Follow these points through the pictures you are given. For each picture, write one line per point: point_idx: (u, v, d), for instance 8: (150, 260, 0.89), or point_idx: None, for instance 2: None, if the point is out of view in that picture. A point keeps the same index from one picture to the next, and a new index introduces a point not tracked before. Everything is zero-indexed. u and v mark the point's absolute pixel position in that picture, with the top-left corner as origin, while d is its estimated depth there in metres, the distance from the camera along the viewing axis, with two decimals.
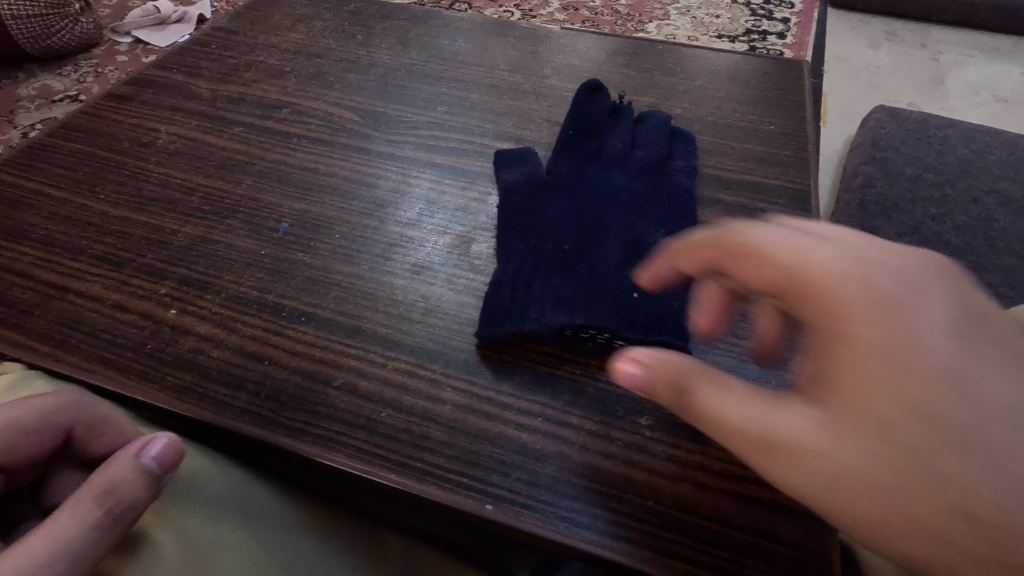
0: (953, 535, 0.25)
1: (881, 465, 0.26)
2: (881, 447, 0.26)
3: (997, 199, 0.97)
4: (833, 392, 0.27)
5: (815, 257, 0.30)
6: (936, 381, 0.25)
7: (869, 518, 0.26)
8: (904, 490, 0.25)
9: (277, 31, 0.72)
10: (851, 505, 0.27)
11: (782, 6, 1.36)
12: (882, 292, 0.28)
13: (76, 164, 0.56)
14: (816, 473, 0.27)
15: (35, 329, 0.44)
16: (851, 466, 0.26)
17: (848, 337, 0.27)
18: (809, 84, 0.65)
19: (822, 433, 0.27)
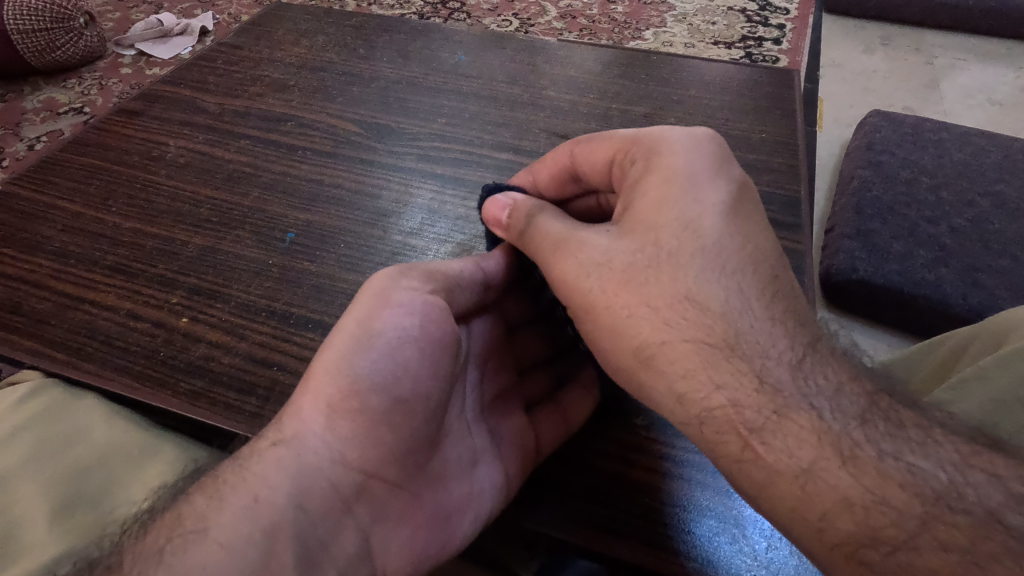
0: (675, 347, 0.34)
1: (654, 287, 0.35)
2: (651, 274, 0.35)
3: (991, 202, 0.99)
4: (638, 232, 0.37)
5: (668, 152, 0.38)
6: (698, 244, 0.35)
7: (608, 332, 0.36)
8: (657, 308, 0.34)
9: (280, 45, 0.74)
10: (609, 318, 0.36)
11: (777, 13, 1.38)
12: (682, 175, 0.37)
13: (88, 177, 0.58)
14: (605, 290, 0.36)
15: (51, 337, 0.46)
16: (645, 288, 0.35)
17: (660, 191, 0.37)
18: (799, 92, 0.67)
19: (632, 261, 0.36)
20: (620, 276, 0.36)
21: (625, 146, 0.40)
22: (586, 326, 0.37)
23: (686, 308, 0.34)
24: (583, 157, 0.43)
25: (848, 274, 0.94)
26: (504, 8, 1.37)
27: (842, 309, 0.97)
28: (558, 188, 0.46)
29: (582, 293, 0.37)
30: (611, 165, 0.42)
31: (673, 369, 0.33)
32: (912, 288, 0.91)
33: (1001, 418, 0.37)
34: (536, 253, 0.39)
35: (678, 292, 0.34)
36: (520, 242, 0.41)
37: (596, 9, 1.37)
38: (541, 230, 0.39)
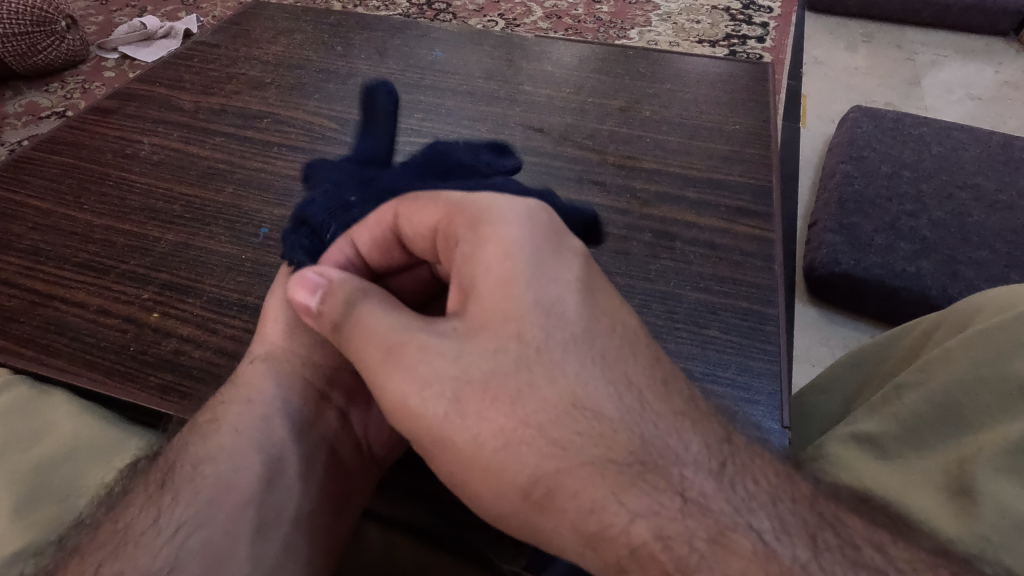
0: (572, 477, 0.27)
1: (514, 402, 0.29)
2: (520, 379, 0.29)
3: (971, 195, 1.00)
4: (489, 326, 0.30)
5: (500, 220, 0.32)
6: (543, 343, 0.29)
7: (482, 469, 0.29)
8: (529, 431, 0.28)
9: (257, 44, 0.74)
10: (480, 456, 0.29)
11: (760, 12, 1.40)
12: (527, 251, 0.31)
13: (60, 175, 0.57)
14: (462, 415, 0.29)
15: (20, 334, 0.45)
16: (510, 403, 0.29)
17: (496, 279, 0.31)
18: (774, 85, 0.67)
19: (492, 366, 0.29)
20: (476, 389, 0.29)
21: (450, 218, 0.34)
22: (449, 457, 0.30)
23: (576, 418, 0.28)
24: (406, 225, 0.37)
25: (830, 267, 0.94)
26: (491, 9, 1.37)
27: (825, 302, 0.98)
28: (383, 254, 0.40)
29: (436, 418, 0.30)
30: (436, 233, 0.36)
31: (578, 505, 0.27)
32: (893, 280, 0.92)
33: (965, 399, 0.37)
34: (368, 351, 0.32)
35: (560, 399, 0.28)
36: (339, 336, 0.34)
37: (582, 9, 1.38)
38: (369, 323, 0.32)
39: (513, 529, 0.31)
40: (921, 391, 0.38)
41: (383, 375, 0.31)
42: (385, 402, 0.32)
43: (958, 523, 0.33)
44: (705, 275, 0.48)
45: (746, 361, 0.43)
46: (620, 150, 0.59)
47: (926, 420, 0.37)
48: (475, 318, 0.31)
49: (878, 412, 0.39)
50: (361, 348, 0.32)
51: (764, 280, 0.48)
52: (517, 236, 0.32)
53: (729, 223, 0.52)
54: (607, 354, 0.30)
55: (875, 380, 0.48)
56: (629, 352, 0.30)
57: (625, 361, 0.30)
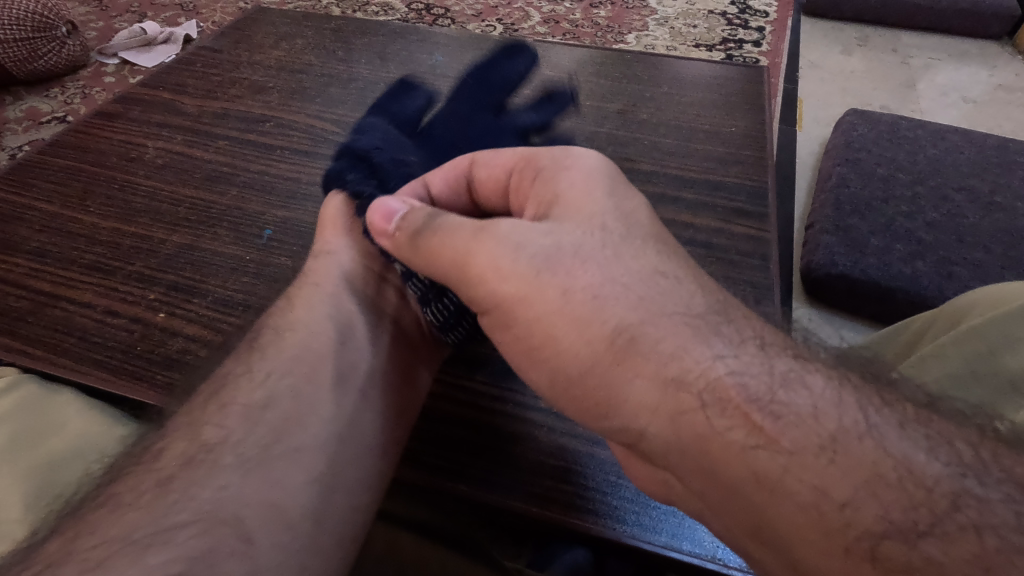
0: (658, 325, 0.29)
1: (602, 267, 0.31)
2: (608, 253, 0.32)
3: (966, 196, 1.01)
4: (575, 216, 0.33)
5: (579, 151, 0.37)
6: (628, 231, 0.33)
7: (567, 324, 0.31)
8: (617, 288, 0.31)
9: (259, 48, 0.75)
10: (568, 311, 0.31)
11: (756, 16, 1.41)
12: (600, 171, 0.36)
13: (66, 179, 0.58)
14: (551, 273, 0.31)
15: (28, 334, 0.46)
16: (598, 269, 0.31)
17: (576, 187, 0.35)
18: (769, 89, 0.68)
19: (580, 244, 0.32)
20: (568, 258, 0.32)
21: (529, 155, 0.37)
22: (532, 313, 0.32)
23: (658, 282, 0.31)
24: (482, 167, 0.39)
25: (827, 268, 0.95)
26: (488, 14, 1.38)
27: (822, 303, 0.99)
28: (454, 200, 0.41)
29: (527, 276, 0.31)
30: (511, 173, 0.38)
31: (660, 350, 0.29)
32: (889, 281, 0.92)
33: (959, 394, 0.38)
34: (454, 237, 0.33)
35: (644, 269, 0.32)
36: (419, 239, 0.35)
37: (579, 14, 1.39)
38: (451, 222, 0.34)
39: (582, 398, 0.31)
40: None
41: (471, 249, 0.33)
42: (469, 274, 0.33)
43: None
44: (703, 274, 0.49)
45: None
46: (618, 152, 0.60)
47: None
48: (559, 209, 0.34)
49: None
50: (446, 234, 0.34)
51: (761, 278, 0.49)
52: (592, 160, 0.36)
53: (725, 223, 0.53)
54: (676, 254, 0.33)
55: None
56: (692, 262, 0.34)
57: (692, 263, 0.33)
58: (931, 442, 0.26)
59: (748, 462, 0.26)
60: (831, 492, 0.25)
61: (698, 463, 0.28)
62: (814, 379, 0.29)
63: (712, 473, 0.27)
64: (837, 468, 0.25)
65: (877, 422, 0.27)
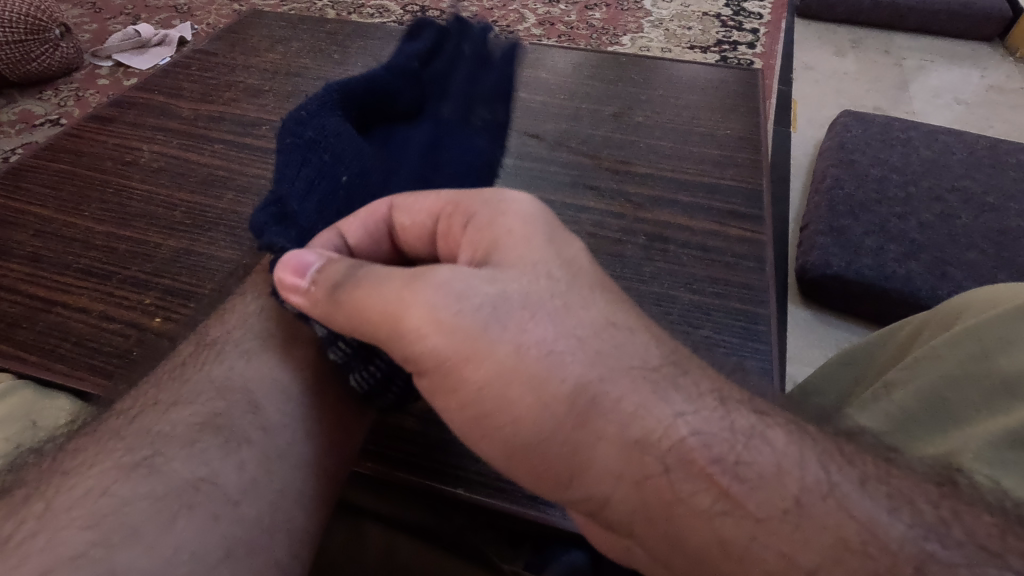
0: (617, 382, 0.29)
1: (551, 321, 0.30)
2: (555, 304, 0.30)
3: (958, 197, 1.02)
4: (517, 266, 0.31)
5: (511, 196, 0.35)
6: (570, 278, 0.32)
7: (523, 385, 0.29)
8: (569, 343, 0.29)
9: (255, 52, 0.75)
10: (522, 369, 0.29)
11: (750, 18, 1.43)
12: (539, 216, 0.34)
13: (61, 183, 0.58)
14: (500, 326, 0.30)
15: (23, 340, 0.46)
16: (546, 322, 0.30)
17: (513, 234, 0.33)
18: (763, 91, 0.69)
19: (525, 295, 0.30)
20: (512, 314, 0.30)
21: (455, 201, 0.35)
22: (482, 373, 0.30)
23: (613, 333, 0.30)
24: (404, 213, 0.37)
25: (822, 269, 0.96)
26: (483, 16, 1.38)
27: (818, 303, 0.99)
28: (377, 246, 0.39)
29: (474, 334, 0.29)
30: (439, 219, 0.36)
31: (621, 410, 0.28)
32: (885, 282, 0.93)
33: (952, 395, 0.38)
34: (383, 288, 0.31)
35: (596, 320, 0.30)
36: (339, 292, 0.32)
37: (574, 16, 1.40)
38: (381, 274, 0.32)
39: (540, 462, 0.30)
40: (911, 388, 0.39)
41: (406, 303, 0.30)
42: (405, 333, 0.30)
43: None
44: (698, 276, 0.49)
45: (739, 360, 0.44)
46: (614, 155, 0.60)
47: (914, 417, 0.38)
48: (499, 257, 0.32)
49: (870, 410, 0.41)
50: (374, 291, 0.31)
51: (756, 281, 0.49)
52: (529, 205, 0.34)
53: (721, 225, 0.53)
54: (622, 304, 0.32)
55: (868, 377, 0.49)
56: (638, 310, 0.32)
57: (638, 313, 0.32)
58: (893, 502, 0.26)
59: (715, 530, 0.26)
60: (796, 559, 0.25)
61: (664, 531, 0.28)
62: (777, 433, 0.29)
63: (678, 540, 0.27)
64: (802, 533, 0.25)
65: (838, 481, 0.27)
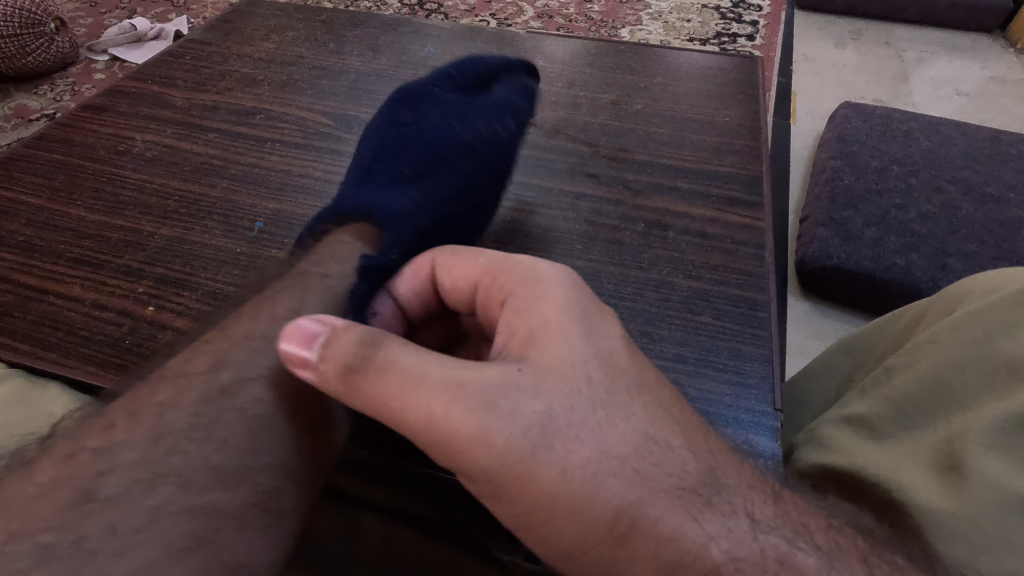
0: (655, 504, 0.28)
1: (595, 440, 0.29)
2: (594, 420, 0.29)
3: (959, 188, 1.02)
4: (555, 374, 0.30)
5: (545, 268, 0.34)
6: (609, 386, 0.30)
7: (563, 510, 0.29)
8: (614, 467, 0.29)
9: (249, 41, 0.74)
10: (564, 493, 0.29)
11: (750, 10, 1.42)
12: (574, 306, 0.32)
13: (53, 172, 0.57)
14: (545, 450, 0.29)
15: (14, 329, 0.45)
16: (587, 443, 0.29)
17: (549, 333, 0.31)
18: (762, 79, 0.68)
19: (568, 412, 0.29)
20: (550, 432, 0.29)
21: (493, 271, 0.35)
22: (526, 495, 0.29)
23: (651, 449, 0.29)
24: (444, 274, 0.39)
25: (822, 261, 0.95)
26: (481, 8, 1.37)
27: (817, 295, 0.99)
28: (422, 304, 0.41)
29: (520, 457, 0.29)
30: (476, 287, 0.37)
31: (659, 532, 0.28)
32: (884, 273, 0.92)
33: (954, 379, 0.37)
34: (418, 391, 0.30)
35: (636, 434, 0.29)
36: (357, 377, 0.31)
37: (573, 8, 1.38)
38: (415, 374, 0.30)
39: (581, 568, 0.30)
40: (912, 375, 0.39)
41: (441, 415, 0.29)
42: (449, 447, 0.30)
43: (948, 500, 0.32)
44: (697, 263, 0.49)
45: (738, 346, 0.44)
46: (612, 142, 0.60)
47: (914, 400, 0.38)
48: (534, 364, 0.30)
49: (869, 397, 0.40)
50: (417, 404, 0.30)
51: (756, 268, 0.49)
52: (565, 295, 0.33)
53: (720, 212, 0.53)
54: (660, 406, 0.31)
55: (866, 365, 0.49)
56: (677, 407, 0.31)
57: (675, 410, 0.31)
58: None
59: None
60: None
61: None
62: None
63: None
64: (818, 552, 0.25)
65: None
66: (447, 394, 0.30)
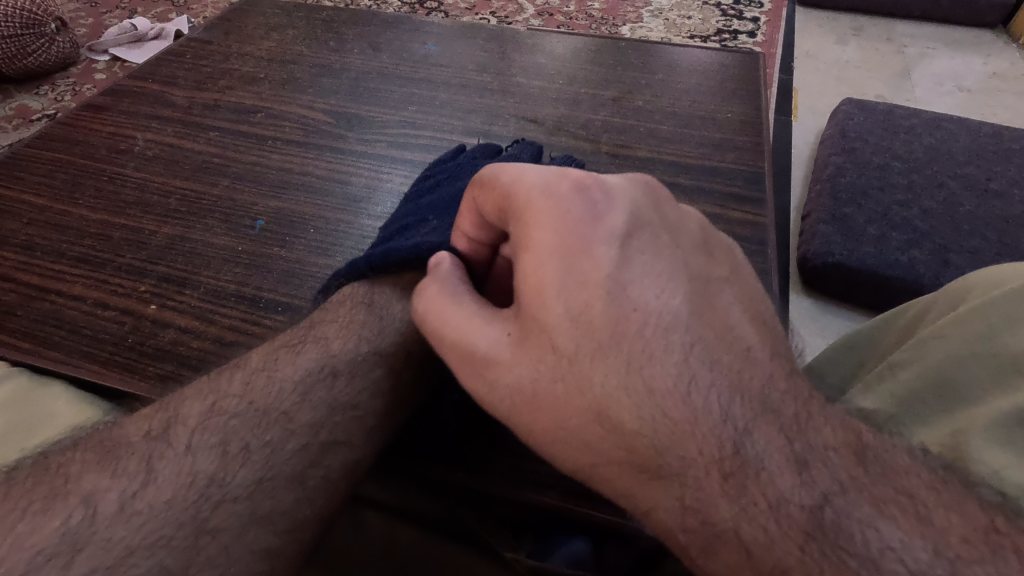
0: (689, 421, 0.25)
1: (608, 363, 0.26)
2: (604, 338, 0.27)
3: (961, 184, 1.01)
4: (546, 293, 0.27)
5: (533, 180, 0.30)
6: (610, 297, 0.27)
7: (593, 432, 0.27)
8: (634, 386, 0.26)
9: (249, 40, 0.74)
10: (581, 420, 0.27)
11: (751, 7, 1.41)
12: (572, 213, 0.28)
13: (55, 171, 0.57)
14: (550, 376, 0.27)
15: (17, 328, 0.45)
16: (592, 368, 0.26)
17: (536, 249, 0.28)
18: (764, 75, 0.68)
19: (569, 335, 0.27)
20: (558, 357, 0.27)
21: (513, 195, 0.30)
22: (550, 425, 0.27)
23: (675, 361, 0.26)
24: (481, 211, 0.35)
25: (824, 258, 0.95)
26: (481, 6, 1.37)
27: (819, 292, 0.98)
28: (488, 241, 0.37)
29: (536, 396, 0.27)
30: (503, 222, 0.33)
31: (702, 443, 0.25)
32: (887, 270, 0.92)
33: (959, 374, 0.37)
34: (444, 332, 0.31)
35: (658, 350, 0.26)
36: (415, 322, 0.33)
37: (573, 6, 1.38)
38: (444, 315, 0.31)
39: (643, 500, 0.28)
40: (915, 369, 0.39)
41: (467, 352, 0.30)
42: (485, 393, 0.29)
43: None
44: None
45: None
46: (613, 139, 0.60)
47: (920, 395, 0.38)
48: (532, 281, 0.28)
49: (874, 393, 0.40)
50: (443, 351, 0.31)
51: (758, 264, 0.48)
52: (543, 182, 0.30)
53: (722, 208, 0.53)
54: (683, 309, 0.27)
55: (870, 362, 0.48)
56: (707, 303, 0.28)
57: (703, 309, 0.27)
58: None
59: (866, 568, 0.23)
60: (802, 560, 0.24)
61: None
62: None
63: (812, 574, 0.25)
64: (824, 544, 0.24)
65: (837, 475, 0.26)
66: (466, 333, 0.30)
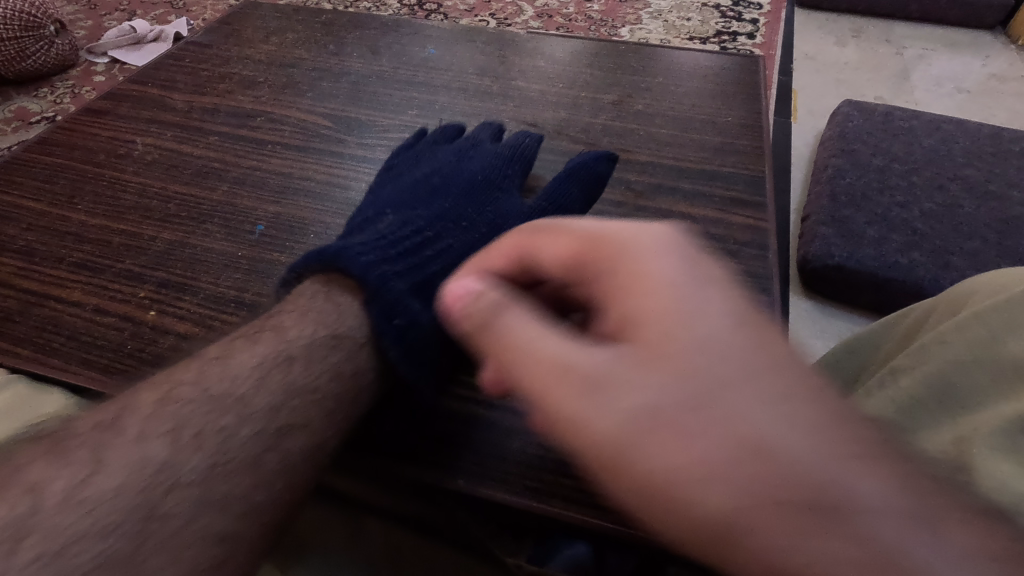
0: (814, 454, 0.25)
1: (738, 392, 0.26)
2: (716, 368, 0.27)
3: (961, 186, 1.01)
4: (657, 330, 0.28)
5: (651, 229, 0.31)
6: (715, 334, 0.27)
7: (714, 469, 0.25)
8: (765, 413, 0.26)
9: (249, 43, 0.74)
10: (705, 453, 0.25)
11: (750, 9, 1.42)
12: (674, 265, 0.30)
13: (53, 176, 0.57)
14: (664, 408, 0.26)
15: (16, 334, 0.45)
16: (723, 398, 0.26)
17: (649, 291, 0.29)
18: (763, 78, 0.68)
19: (693, 364, 0.27)
20: (680, 388, 0.26)
21: (591, 241, 0.32)
22: (648, 462, 0.26)
23: (788, 393, 0.26)
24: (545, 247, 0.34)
25: (825, 260, 0.95)
26: (481, 8, 1.37)
27: (819, 294, 0.98)
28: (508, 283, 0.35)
29: (634, 430, 0.26)
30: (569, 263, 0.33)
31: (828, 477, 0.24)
32: (887, 272, 0.92)
33: (960, 380, 0.37)
34: (522, 362, 0.29)
35: (772, 380, 0.26)
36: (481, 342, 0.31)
37: (572, 8, 1.38)
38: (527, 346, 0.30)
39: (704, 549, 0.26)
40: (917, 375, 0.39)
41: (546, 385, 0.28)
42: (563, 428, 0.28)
43: None
44: None
45: None
46: (613, 143, 0.59)
47: (922, 402, 0.38)
48: (637, 318, 0.29)
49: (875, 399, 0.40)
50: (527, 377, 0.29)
51: (759, 268, 0.48)
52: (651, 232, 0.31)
53: (722, 212, 0.53)
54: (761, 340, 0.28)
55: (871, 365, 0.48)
56: (768, 335, 0.28)
57: (776, 344, 0.28)
58: None
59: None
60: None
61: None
62: None
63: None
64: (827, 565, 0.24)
65: None
66: (552, 362, 0.29)
